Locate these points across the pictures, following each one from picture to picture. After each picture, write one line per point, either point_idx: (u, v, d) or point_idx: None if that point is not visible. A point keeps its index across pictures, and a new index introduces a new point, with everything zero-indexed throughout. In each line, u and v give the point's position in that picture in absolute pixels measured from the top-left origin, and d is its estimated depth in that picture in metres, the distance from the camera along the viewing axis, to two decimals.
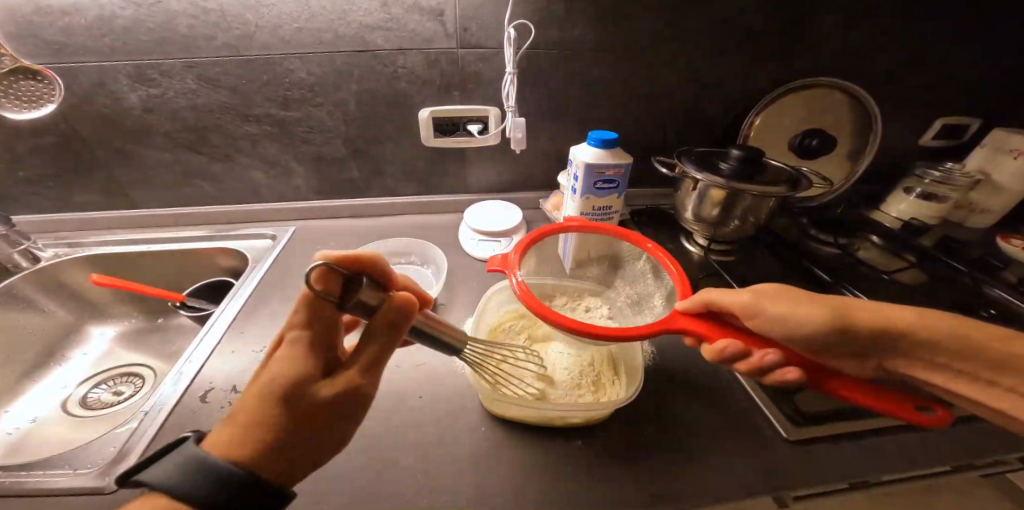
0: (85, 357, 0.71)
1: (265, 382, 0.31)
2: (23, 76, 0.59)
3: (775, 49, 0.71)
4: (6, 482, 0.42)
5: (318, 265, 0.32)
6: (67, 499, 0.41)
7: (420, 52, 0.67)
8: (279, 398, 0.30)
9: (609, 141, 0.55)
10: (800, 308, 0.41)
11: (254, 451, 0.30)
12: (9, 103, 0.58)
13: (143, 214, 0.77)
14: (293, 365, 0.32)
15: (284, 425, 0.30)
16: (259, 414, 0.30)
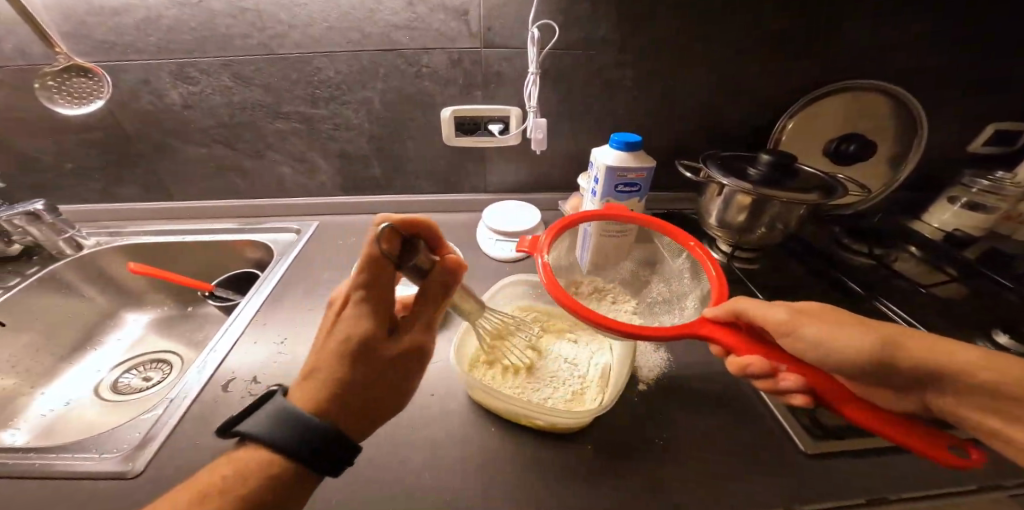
0: (119, 342, 0.75)
1: (336, 343, 0.34)
2: (77, 73, 0.63)
3: (813, 49, 0.68)
4: (38, 464, 0.45)
5: (381, 230, 0.34)
6: (91, 483, 0.44)
7: (444, 51, 0.67)
8: (350, 360, 0.33)
9: (632, 144, 0.54)
10: (838, 333, 0.38)
11: (332, 407, 0.33)
12: (62, 99, 0.63)
13: (176, 206, 0.81)
14: (357, 330, 0.34)
15: (355, 384, 0.34)
16: (334, 374, 0.33)
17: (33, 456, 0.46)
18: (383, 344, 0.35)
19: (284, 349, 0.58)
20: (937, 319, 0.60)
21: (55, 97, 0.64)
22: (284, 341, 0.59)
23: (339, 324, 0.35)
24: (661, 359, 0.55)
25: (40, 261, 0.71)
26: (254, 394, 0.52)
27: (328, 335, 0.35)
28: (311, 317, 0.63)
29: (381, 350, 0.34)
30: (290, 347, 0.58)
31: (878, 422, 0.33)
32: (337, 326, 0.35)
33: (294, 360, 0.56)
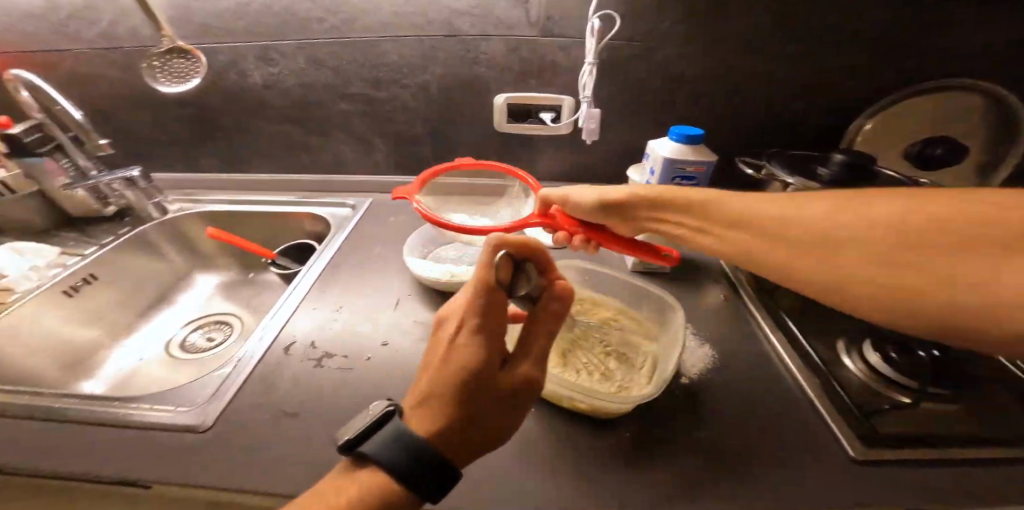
0: (191, 302, 0.82)
1: (450, 368, 0.32)
2: (177, 54, 0.67)
3: (888, 45, 0.65)
4: (119, 413, 0.48)
5: (496, 257, 0.34)
6: (166, 433, 0.47)
7: (503, 39, 0.68)
8: (464, 391, 0.32)
9: (692, 137, 0.54)
10: (795, 199, 0.43)
11: (444, 440, 0.31)
12: (166, 78, 0.67)
13: (245, 178, 0.87)
14: (473, 357, 0.32)
15: (467, 416, 0.32)
16: (447, 405, 0.31)
17: (113, 406, 0.49)
18: (497, 375, 0.33)
19: (338, 317, 0.62)
20: None
21: (159, 77, 0.67)
22: (339, 310, 0.63)
23: (451, 350, 0.33)
24: (705, 356, 0.55)
25: (131, 222, 0.79)
26: (311, 357, 0.56)
27: (438, 360, 0.33)
28: (363, 291, 0.67)
29: (495, 380, 0.33)
30: (344, 316, 0.62)
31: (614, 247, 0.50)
32: (449, 352, 0.33)
33: (347, 329, 0.60)
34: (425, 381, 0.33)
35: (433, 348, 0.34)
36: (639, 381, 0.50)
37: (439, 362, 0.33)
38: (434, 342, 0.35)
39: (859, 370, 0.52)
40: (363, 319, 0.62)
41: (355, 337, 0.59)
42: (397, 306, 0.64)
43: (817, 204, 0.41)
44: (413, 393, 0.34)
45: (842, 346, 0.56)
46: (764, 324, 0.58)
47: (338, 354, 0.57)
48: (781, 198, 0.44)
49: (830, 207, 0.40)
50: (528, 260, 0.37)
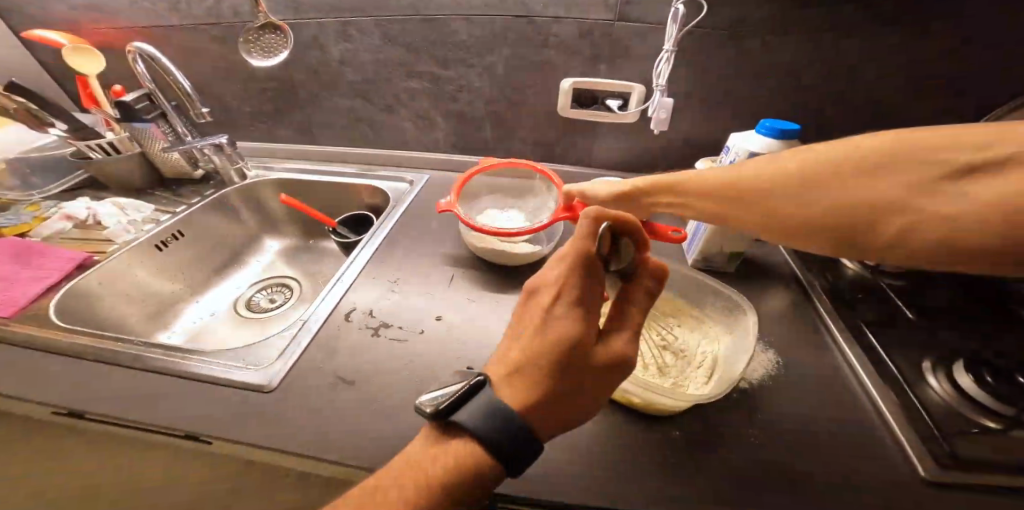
0: (258, 263, 0.88)
1: (548, 337, 0.36)
2: (269, 30, 0.69)
3: (1005, 41, 0.59)
4: (198, 364, 0.53)
5: (601, 228, 0.39)
6: (237, 389, 0.51)
7: (576, 21, 0.67)
8: (561, 359, 0.35)
9: (786, 132, 0.51)
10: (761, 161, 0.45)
11: (540, 406, 0.34)
12: (257, 52, 0.70)
13: (311, 148, 0.90)
14: (569, 328, 0.36)
15: (563, 383, 0.35)
16: (546, 371, 0.35)
17: (194, 356, 0.54)
18: (591, 349, 0.36)
19: (396, 289, 0.64)
20: None
21: (252, 50, 0.70)
22: (397, 282, 0.66)
23: (549, 321, 0.37)
24: (769, 361, 0.53)
25: (216, 185, 0.84)
26: (369, 326, 0.59)
27: (536, 330, 0.37)
28: (420, 266, 0.68)
29: (588, 349, 0.36)
30: (401, 289, 0.65)
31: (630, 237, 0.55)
32: (544, 324, 0.37)
33: (405, 301, 0.63)
34: (522, 350, 0.37)
35: (528, 320, 0.38)
36: (699, 377, 0.50)
37: (536, 333, 0.36)
38: (528, 315, 0.38)
39: (944, 389, 0.49)
40: (420, 293, 0.64)
41: (413, 310, 0.61)
42: (452, 283, 0.66)
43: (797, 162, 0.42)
44: (508, 362, 0.37)
45: (928, 364, 0.52)
46: (839, 335, 0.55)
47: (395, 325, 0.59)
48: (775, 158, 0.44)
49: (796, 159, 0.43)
50: (620, 238, 0.41)
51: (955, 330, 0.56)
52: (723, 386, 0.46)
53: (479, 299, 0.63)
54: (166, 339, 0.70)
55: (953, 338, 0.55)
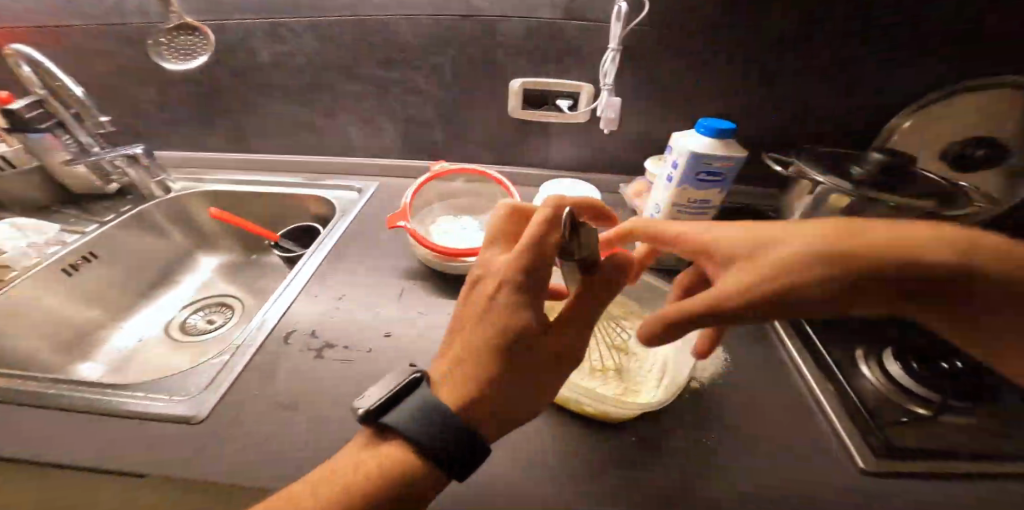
0: (191, 283, 0.81)
1: (488, 328, 0.34)
2: (186, 31, 0.67)
3: (927, 39, 0.62)
4: (117, 397, 0.48)
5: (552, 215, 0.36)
6: (154, 424, 0.46)
7: (522, 20, 0.65)
8: (494, 356, 0.33)
9: (724, 131, 0.51)
10: (763, 244, 0.34)
11: (470, 405, 0.33)
12: (171, 54, 0.68)
13: (250, 157, 0.85)
14: (513, 320, 0.34)
15: (493, 382, 0.33)
16: (479, 367, 0.33)
17: (112, 389, 0.49)
18: (535, 341, 0.34)
19: (343, 306, 0.60)
20: None
21: (167, 54, 0.68)
22: (342, 299, 0.61)
23: (488, 314, 0.35)
24: (719, 359, 0.53)
25: (133, 201, 0.77)
26: (310, 348, 0.54)
27: (476, 319, 0.36)
28: (367, 279, 0.64)
29: (529, 350, 0.34)
30: (347, 305, 0.60)
31: None
32: (486, 311, 0.35)
33: (351, 319, 0.58)
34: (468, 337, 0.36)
35: (470, 306, 0.37)
36: (651, 382, 0.49)
37: (477, 320, 0.35)
38: (470, 303, 0.37)
39: (879, 381, 0.50)
40: (366, 309, 0.60)
41: (357, 329, 0.57)
42: (401, 298, 0.62)
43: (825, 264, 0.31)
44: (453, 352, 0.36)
45: (860, 354, 0.53)
46: (782, 330, 0.57)
47: (340, 345, 0.55)
48: (769, 237, 0.34)
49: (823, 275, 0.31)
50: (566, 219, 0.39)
51: (890, 320, 0.58)
52: (670, 391, 0.46)
53: (428, 311, 0.60)
54: (85, 372, 0.63)
55: (894, 326, 0.57)
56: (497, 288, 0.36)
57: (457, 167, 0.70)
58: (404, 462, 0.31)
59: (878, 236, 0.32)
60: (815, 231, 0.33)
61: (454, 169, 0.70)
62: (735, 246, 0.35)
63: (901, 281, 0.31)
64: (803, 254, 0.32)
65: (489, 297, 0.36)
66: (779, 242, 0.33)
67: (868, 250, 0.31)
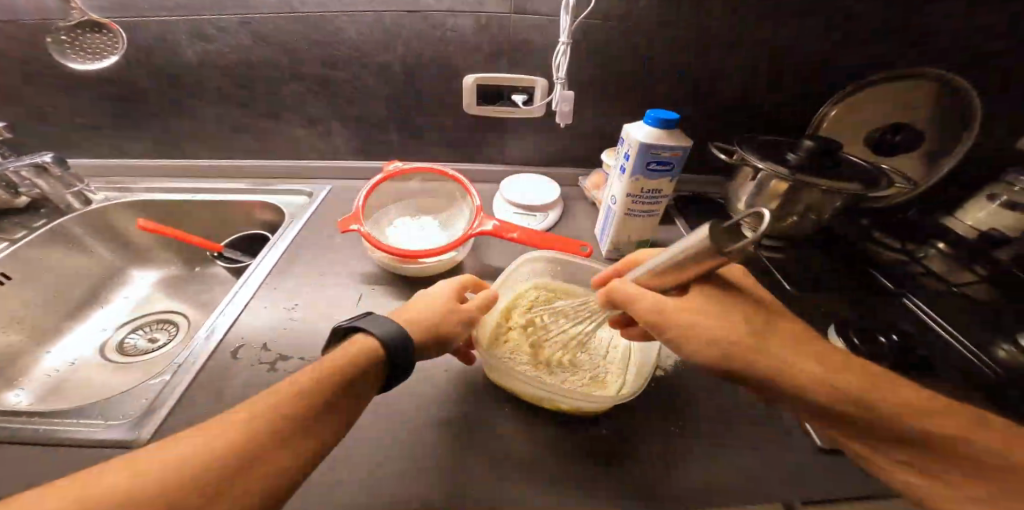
0: (127, 301, 0.75)
1: (440, 303, 0.43)
2: (91, 29, 0.62)
3: (853, 32, 0.66)
4: (41, 429, 0.43)
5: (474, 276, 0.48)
6: (82, 459, 0.41)
7: (472, 15, 0.64)
8: (420, 338, 0.39)
9: (670, 122, 0.52)
10: (705, 323, 0.37)
11: (371, 361, 0.36)
12: (76, 55, 0.62)
13: (188, 163, 0.79)
14: (454, 326, 0.42)
15: (400, 357, 0.37)
16: (407, 331, 0.39)
17: (36, 420, 0.44)
18: (437, 333, 0.41)
19: (296, 315, 0.56)
20: (957, 316, 0.60)
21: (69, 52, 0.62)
22: (296, 307, 0.57)
23: (455, 310, 0.43)
24: None
25: (46, 214, 0.69)
26: (263, 361, 0.50)
27: (435, 303, 0.42)
28: (322, 284, 0.61)
29: (433, 351, 0.41)
30: (301, 312, 0.57)
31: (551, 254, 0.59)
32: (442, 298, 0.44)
33: (305, 328, 0.55)
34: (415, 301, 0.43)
35: (435, 293, 0.44)
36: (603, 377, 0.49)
37: (431, 299, 0.43)
38: (440, 291, 0.44)
39: None
40: (321, 315, 0.56)
41: (311, 337, 0.54)
42: (360, 302, 0.59)
43: (750, 330, 0.36)
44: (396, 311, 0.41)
45: None
46: None
47: (295, 356, 0.51)
48: (705, 311, 0.37)
49: (750, 345, 0.35)
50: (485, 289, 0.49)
51: (835, 296, 0.61)
52: (641, 380, 0.46)
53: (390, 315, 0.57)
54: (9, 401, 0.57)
55: (836, 301, 0.60)
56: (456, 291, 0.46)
57: (412, 165, 0.66)
58: (340, 374, 0.34)
59: (797, 352, 0.36)
60: (735, 309, 0.37)
61: (408, 168, 0.66)
62: (686, 311, 0.37)
63: (827, 382, 0.34)
64: (732, 353, 0.35)
65: (455, 300, 0.44)
66: (710, 316, 0.37)
67: (773, 370, 0.35)
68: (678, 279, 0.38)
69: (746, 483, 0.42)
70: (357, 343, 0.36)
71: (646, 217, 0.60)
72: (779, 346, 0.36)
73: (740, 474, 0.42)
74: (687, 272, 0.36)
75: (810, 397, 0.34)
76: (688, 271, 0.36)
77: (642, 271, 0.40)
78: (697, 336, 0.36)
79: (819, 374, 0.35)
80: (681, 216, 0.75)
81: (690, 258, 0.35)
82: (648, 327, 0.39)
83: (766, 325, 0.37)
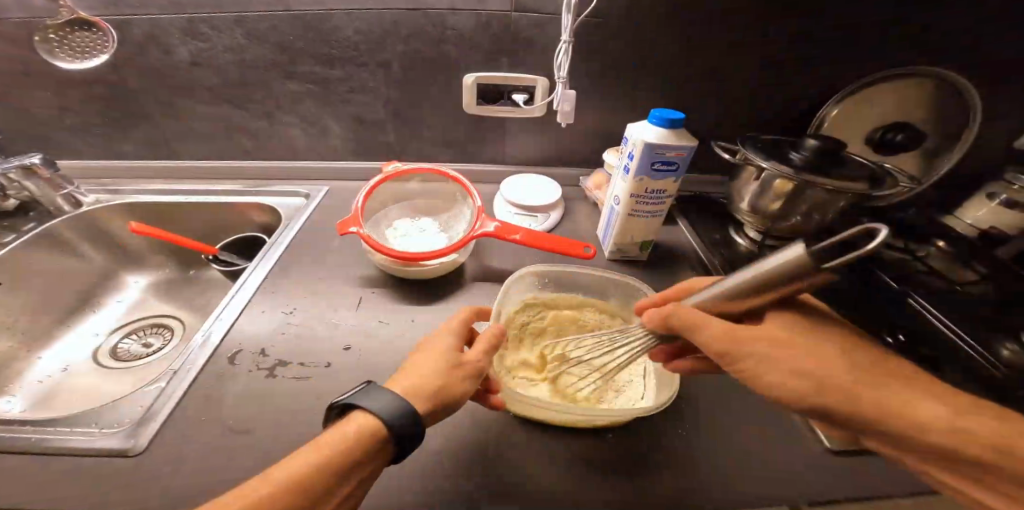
0: (119, 305, 0.73)
1: (437, 358, 0.39)
2: (78, 26, 0.61)
3: (855, 31, 0.66)
4: (32, 438, 0.42)
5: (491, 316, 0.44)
6: (75, 469, 0.40)
7: (472, 13, 0.63)
8: (425, 407, 0.36)
9: (674, 121, 0.51)
10: (787, 352, 0.34)
11: (370, 442, 0.33)
12: (65, 54, 0.63)
13: (181, 165, 0.78)
14: (461, 383, 0.38)
15: (406, 432, 0.34)
16: (409, 401, 0.36)
17: (27, 429, 0.43)
18: (440, 395, 0.37)
19: (294, 320, 0.55)
20: (960, 316, 0.59)
21: (56, 51, 0.63)
22: (294, 311, 0.56)
23: (459, 364, 0.39)
24: None
25: (37, 218, 0.68)
26: (261, 367, 0.49)
27: (437, 359, 0.39)
28: (321, 287, 0.60)
29: (444, 414, 0.38)
30: (301, 316, 0.56)
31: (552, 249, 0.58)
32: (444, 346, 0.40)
33: (304, 332, 0.54)
34: (414, 360, 0.39)
35: (437, 345, 0.40)
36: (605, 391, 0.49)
37: (430, 351, 0.40)
38: (441, 342, 0.40)
39: None
40: (320, 319, 0.55)
41: (310, 343, 0.52)
42: (360, 306, 0.58)
43: (848, 364, 0.34)
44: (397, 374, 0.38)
45: None
46: None
47: (294, 362, 0.50)
48: (788, 338, 0.35)
49: (852, 381, 0.33)
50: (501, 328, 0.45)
51: (835, 297, 0.61)
52: (665, 393, 0.47)
53: (391, 320, 0.56)
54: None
55: (840, 301, 0.60)
56: (458, 337, 0.41)
57: (410, 167, 0.64)
58: (338, 462, 0.32)
59: (898, 385, 0.33)
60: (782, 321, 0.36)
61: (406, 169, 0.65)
62: (759, 341, 0.35)
63: (940, 420, 0.32)
64: (820, 386, 0.33)
65: (459, 351, 0.40)
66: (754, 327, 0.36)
67: (872, 406, 0.32)
68: (742, 306, 0.36)
69: (754, 489, 0.42)
70: (356, 423, 0.34)
71: (649, 218, 0.59)
72: (873, 374, 0.33)
73: (750, 481, 0.42)
74: (759, 299, 0.35)
75: (918, 434, 0.31)
76: (758, 299, 0.35)
77: (709, 296, 0.38)
78: (775, 368, 0.34)
79: (931, 413, 0.32)
80: (683, 216, 0.75)
81: (767, 283, 0.34)
82: (717, 357, 0.37)
83: (855, 351, 0.35)
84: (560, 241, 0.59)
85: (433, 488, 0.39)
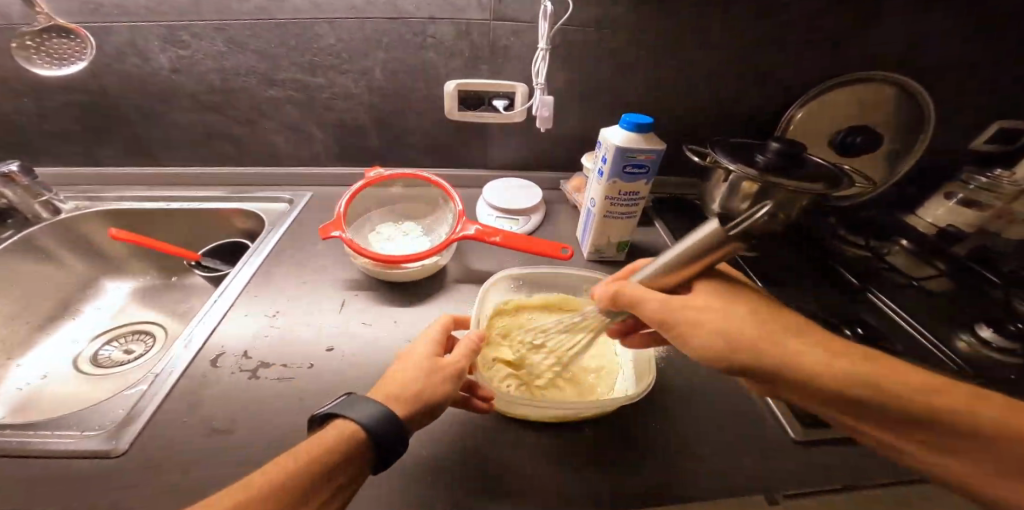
0: (99, 311, 0.73)
1: (412, 367, 0.39)
2: (56, 33, 0.60)
3: (818, 38, 0.69)
4: (13, 440, 0.42)
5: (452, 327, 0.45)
6: (49, 472, 0.40)
7: (451, 21, 0.64)
8: (407, 412, 0.36)
9: (643, 125, 0.53)
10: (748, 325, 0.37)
11: (352, 447, 0.34)
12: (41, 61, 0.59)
13: (163, 171, 0.78)
14: (443, 386, 0.39)
15: (388, 437, 0.34)
16: (393, 409, 0.36)
17: (7, 432, 0.43)
18: (423, 399, 0.38)
19: (277, 322, 0.56)
20: (916, 308, 0.63)
21: (33, 58, 0.59)
22: (277, 314, 0.57)
23: (437, 369, 0.40)
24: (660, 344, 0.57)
25: (13, 225, 0.67)
26: (244, 369, 0.50)
27: (418, 366, 0.39)
28: (305, 290, 0.61)
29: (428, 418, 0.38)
30: (284, 320, 0.56)
31: (528, 247, 0.60)
32: (420, 355, 0.41)
33: (286, 334, 0.54)
34: (395, 369, 0.40)
35: (416, 353, 0.41)
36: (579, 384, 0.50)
37: (407, 361, 0.40)
38: (420, 351, 0.41)
39: None
40: (302, 322, 0.56)
41: (292, 345, 0.53)
42: (343, 308, 0.58)
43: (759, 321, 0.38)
44: (377, 386, 0.39)
45: None
46: None
47: (277, 363, 0.51)
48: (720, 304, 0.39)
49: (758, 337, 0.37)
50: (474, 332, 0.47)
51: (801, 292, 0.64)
52: (642, 385, 0.48)
53: (374, 322, 0.57)
54: None
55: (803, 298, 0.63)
56: (437, 347, 0.42)
57: (390, 172, 0.66)
58: (319, 466, 0.32)
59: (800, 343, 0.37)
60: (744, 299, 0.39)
61: (387, 175, 0.66)
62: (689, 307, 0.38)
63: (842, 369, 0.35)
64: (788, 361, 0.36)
65: (437, 357, 0.41)
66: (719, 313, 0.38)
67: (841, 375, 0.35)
68: (689, 276, 0.39)
69: (725, 477, 0.44)
70: (334, 428, 0.34)
71: (625, 219, 0.62)
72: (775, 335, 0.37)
73: (720, 470, 0.44)
74: (678, 274, 0.39)
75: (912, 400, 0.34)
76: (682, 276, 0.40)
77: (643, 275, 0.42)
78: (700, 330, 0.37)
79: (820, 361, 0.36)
80: (660, 217, 0.77)
81: (694, 254, 0.38)
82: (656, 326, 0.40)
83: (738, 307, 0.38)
84: (536, 243, 0.60)
85: (414, 484, 0.41)
